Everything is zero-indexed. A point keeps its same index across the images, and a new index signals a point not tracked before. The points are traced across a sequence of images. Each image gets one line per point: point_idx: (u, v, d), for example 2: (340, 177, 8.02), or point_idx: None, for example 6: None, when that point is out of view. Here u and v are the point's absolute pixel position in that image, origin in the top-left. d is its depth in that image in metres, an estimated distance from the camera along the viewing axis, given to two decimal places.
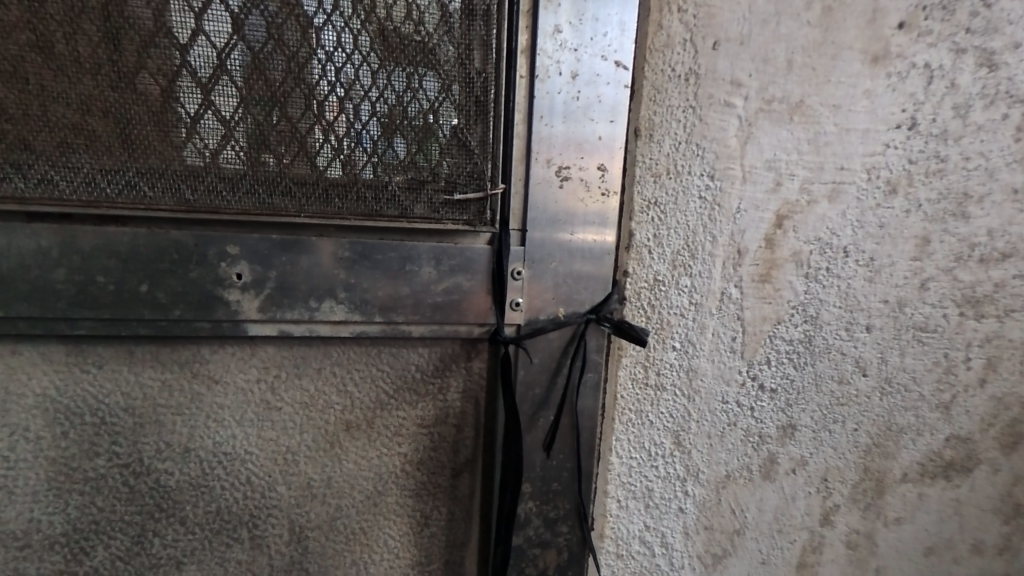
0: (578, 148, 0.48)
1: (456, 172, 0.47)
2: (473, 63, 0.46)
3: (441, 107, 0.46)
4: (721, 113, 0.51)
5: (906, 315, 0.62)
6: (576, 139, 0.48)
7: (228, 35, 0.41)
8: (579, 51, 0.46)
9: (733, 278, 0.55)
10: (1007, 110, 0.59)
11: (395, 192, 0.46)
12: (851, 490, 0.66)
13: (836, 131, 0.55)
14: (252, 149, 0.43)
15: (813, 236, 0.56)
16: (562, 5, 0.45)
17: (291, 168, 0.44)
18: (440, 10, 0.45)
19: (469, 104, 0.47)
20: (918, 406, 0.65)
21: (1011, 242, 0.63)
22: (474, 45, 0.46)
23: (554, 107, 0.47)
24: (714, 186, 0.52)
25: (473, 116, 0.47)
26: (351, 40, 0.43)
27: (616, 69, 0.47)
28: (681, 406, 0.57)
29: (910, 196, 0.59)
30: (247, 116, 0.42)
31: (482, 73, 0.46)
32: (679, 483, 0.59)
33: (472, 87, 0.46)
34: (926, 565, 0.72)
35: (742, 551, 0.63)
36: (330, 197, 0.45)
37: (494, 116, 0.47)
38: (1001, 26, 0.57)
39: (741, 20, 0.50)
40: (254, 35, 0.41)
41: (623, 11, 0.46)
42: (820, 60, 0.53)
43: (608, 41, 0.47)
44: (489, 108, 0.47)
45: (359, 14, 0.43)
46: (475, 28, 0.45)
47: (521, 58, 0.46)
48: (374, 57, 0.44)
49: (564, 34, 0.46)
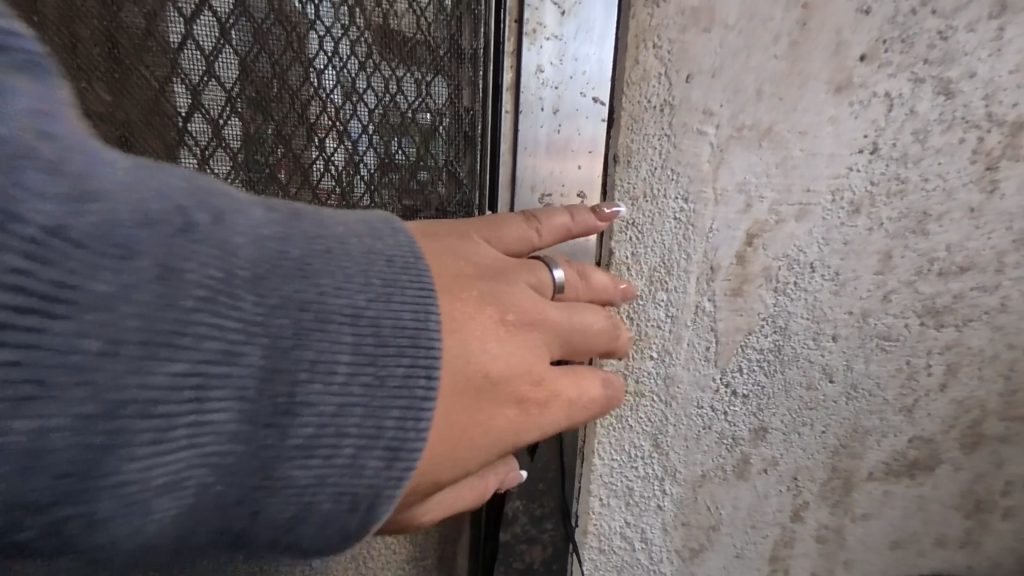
0: (559, 176, 0.52)
1: (447, 200, 0.53)
2: (463, 101, 0.51)
3: (433, 141, 0.51)
4: (695, 141, 0.55)
5: (870, 324, 0.66)
6: (557, 169, 0.52)
7: (237, 77, 0.45)
8: (560, 88, 0.50)
9: (706, 292, 0.59)
10: (964, 134, 0.64)
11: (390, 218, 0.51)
12: (821, 488, 0.70)
13: (804, 155, 0.59)
14: (257, 181, 0.47)
15: (781, 253, 0.61)
16: (545, 45, 0.49)
17: (294, 198, 0.48)
18: (431, 53, 0.49)
19: (459, 137, 0.52)
20: (882, 409, 0.70)
21: (968, 256, 0.68)
22: (463, 85, 0.51)
23: (537, 139, 0.51)
24: (688, 207, 0.57)
25: (462, 148, 0.52)
26: (350, 81, 0.47)
27: (595, 104, 0.51)
28: (659, 410, 0.61)
29: (873, 215, 0.63)
30: (254, 151, 0.47)
31: (470, 110, 0.51)
32: (658, 482, 0.63)
33: (461, 123, 0.51)
34: (892, 557, 0.76)
35: (717, 545, 0.68)
36: None
37: (481, 147, 0.52)
38: (957, 57, 0.61)
39: (713, 54, 0.54)
40: (261, 76, 0.45)
41: (601, 50, 0.50)
42: (788, 90, 0.57)
43: (587, 78, 0.50)
44: (476, 141, 0.52)
45: (358, 58, 0.47)
46: (463, 69, 0.50)
47: (506, 94, 0.50)
48: (372, 96, 0.49)
49: (546, 73, 0.49)
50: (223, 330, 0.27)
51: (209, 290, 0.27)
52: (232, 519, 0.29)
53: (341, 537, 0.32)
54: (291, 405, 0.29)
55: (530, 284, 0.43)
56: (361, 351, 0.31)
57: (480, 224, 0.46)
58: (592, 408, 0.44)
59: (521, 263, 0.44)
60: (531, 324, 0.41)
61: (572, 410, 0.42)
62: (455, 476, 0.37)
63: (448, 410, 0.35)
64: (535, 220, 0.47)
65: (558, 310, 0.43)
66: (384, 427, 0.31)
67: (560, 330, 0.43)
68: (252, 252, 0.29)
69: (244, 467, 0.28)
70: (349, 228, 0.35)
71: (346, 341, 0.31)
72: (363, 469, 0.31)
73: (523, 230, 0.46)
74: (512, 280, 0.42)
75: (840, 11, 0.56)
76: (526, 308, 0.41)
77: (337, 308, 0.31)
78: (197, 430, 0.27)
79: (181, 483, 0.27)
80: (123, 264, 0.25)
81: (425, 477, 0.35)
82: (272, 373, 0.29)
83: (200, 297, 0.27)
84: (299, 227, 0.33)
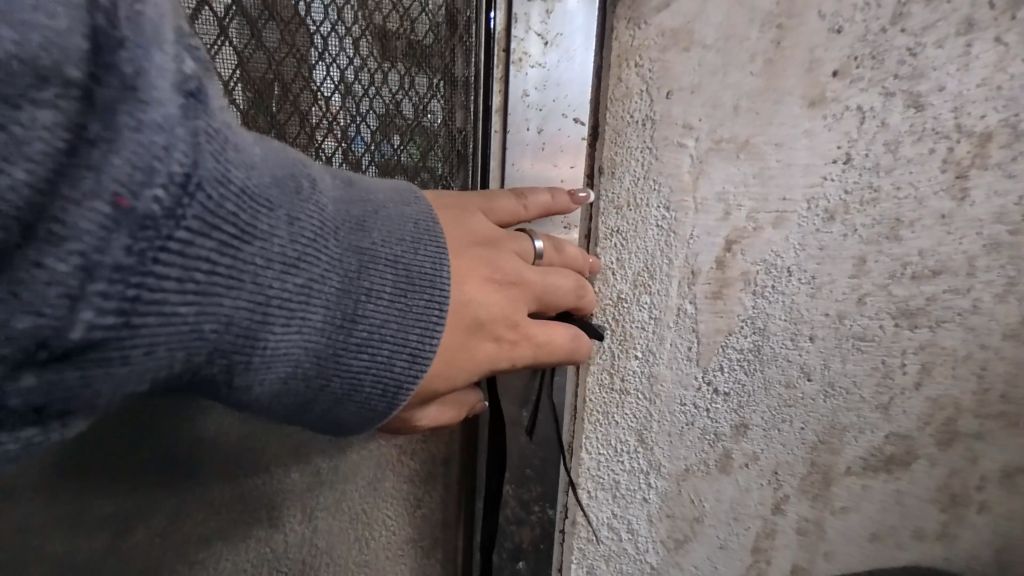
0: None
1: None
2: (456, 122, 0.58)
3: (428, 158, 0.58)
4: (676, 153, 0.59)
5: (846, 326, 0.69)
6: (542, 181, 0.57)
7: (250, 102, 0.51)
8: (544, 110, 0.55)
9: (688, 296, 0.63)
10: (934, 144, 0.67)
11: None
12: (800, 482, 0.74)
13: (780, 166, 0.62)
14: None
15: (759, 258, 0.64)
16: (530, 71, 0.54)
17: None
18: (427, 80, 0.56)
19: (453, 155, 0.59)
20: (860, 406, 0.73)
21: (941, 261, 0.71)
22: (456, 108, 0.57)
23: (524, 156, 0.56)
24: (670, 215, 0.60)
25: (456, 165, 0.59)
26: (353, 104, 0.55)
27: (577, 125, 0.56)
28: (644, 407, 0.65)
29: (847, 221, 0.66)
30: None
31: (463, 130, 0.58)
32: (643, 475, 0.67)
33: (455, 142, 0.58)
34: (870, 550, 0.80)
35: (702, 537, 0.72)
36: None
37: (472, 164, 0.58)
38: (927, 72, 0.64)
39: (692, 72, 0.57)
40: (273, 100, 0.52)
41: (582, 75, 0.54)
42: (764, 105, 0.60)
43: (569, 102, 0.55)
44: (469, 158, 0.58)
45: (361, 84, 0.54)
46: (457, 94, 0.57)
47: (496, 115, 0.55)
48: (374, 117, 0.56)
49: (531, 96, 0.54)
50: (324, 259, 0.38)
51: (316, 231, 0.37)
52: (304, 393, 0.40)
53: (376, 414, 0.43)
54: (359, 315, 0.39)
55: (516, 251, 0.52)
56: (399, 286, 0.41)
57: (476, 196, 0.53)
58: (558, 355, 0.54)
59: (509, 232, 0.52)
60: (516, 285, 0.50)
61: (539, 353, 0.52)
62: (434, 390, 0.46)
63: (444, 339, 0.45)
64: (522, 197, 0.53)
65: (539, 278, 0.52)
66: (409, 346, 0.42)
67: (536, 291, 0.52)
68: (336, 207, 0.40)
69: (325, 354, 0.39)
70: (397, 193, 0.46)
71: (389, 278, 0.41)
72: (397, 367, 0.42)
73: (515, 205, 0.53)
74: (502, 247, 0.51)
75: (813, 31, 0.59)
76: (510, 270, 0.50)
77: (386, 254, 0.41)
78: (303, 326, 0.37)
79: (287, 359, 0.37)
80: (274, 213, 0.35)
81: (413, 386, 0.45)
82: (347, 293, 0.39)
83: (311, 234, 0.37)
84: (355, 191, 0.43)
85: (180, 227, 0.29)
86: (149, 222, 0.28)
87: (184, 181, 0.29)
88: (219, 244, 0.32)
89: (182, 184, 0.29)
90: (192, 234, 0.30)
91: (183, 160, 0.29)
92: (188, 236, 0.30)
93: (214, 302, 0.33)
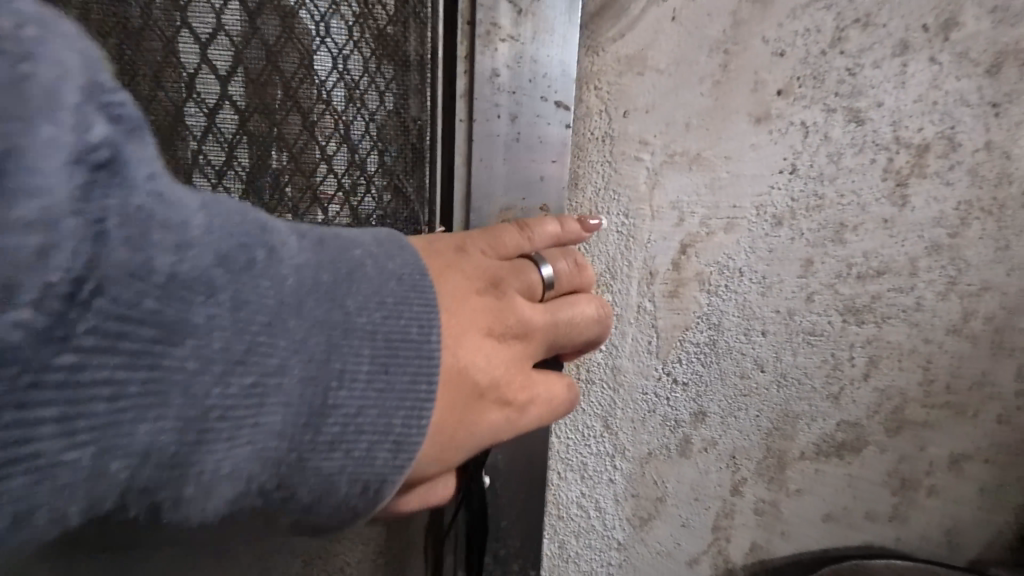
0: (523, 184, 0.63)
1: (397, 199, 0.66)
2: (413, 115, 0.64)
3: (385, 149, 0.65)
4: (633, 166, 0.65)
5: (796, 322, 0.76)
6: (523, 177, 0.63)
7: (230, 69, 0.58)
8: (518, 95, 0.60)
9: (647, 294, 0.69)
10: (875, 155, 0.73)
11: (347, 206, 0.65)
12: (756, 465, 0.80)
13: (730, 176, 0.69)
14: (234, 153, 0.61)
15: (713, 260, 0.70)
16: (505, 53, 0.58)
17: (265, 172, 0.62)
18: (388, 73, 0.62)
19: (409, 147, 0.65)
20: (811, 396, 0.79)
21: (884, 261, 0.77)
22: (413, 100, 0.64)
23: (498, 146, 0.61)
24: (629, 222, 0.67)
25: (410, 156, 0.65)
26: (321, 88, 0.61)
27: (557, 108, 0.61)
28: (609, 395, 0.72)
29: (794, 226, 0.72)
30: (233, 130, 0.60)
31: (418, 122, 0.64)
32: (609, 458, 0.74)
33: (410, 133, 0.64)
34: (825, 529, 0.86)
35: (665, 515, 0.78)
36: (294, 201, 0.64)
37: (426, 156, 0.65)
38: (866, 90, 0.71)
39: (647, 93, 0.64)
40: (253, 70, 0.59)
41: (563, 58, 0.59)
42: (714, 122, 0.66)
43: (550, 84, 0.60)
44: (423, 151, 0.65)
45: (331, 70, 0.61)
46: (413, 85, 0.63)
47: (462, 103, 0.60)
48: (337, 102, 0.62)
49: (504, 79, 0.59)
50: (283, 337, 0.35)
51: (274, 313, 0.35)
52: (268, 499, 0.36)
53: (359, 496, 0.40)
54: (331, 404, 0.37)
55: (518, 291, 0.54)
56: (376, 361, 0.40)
57: (478, 238, 0.55)
58: (559, 406, 0.57)
59: (515, 264, 0.55)
60: (518, 338, 0.53)
61: (540, 409, 0.55)
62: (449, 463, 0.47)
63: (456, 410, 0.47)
64: (528, 229, 0.57)
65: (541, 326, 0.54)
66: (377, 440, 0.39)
67: (539, 337, 0.55)
68: (297, 278, 0.37)
69: (290, 458, 0.36)
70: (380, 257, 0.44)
71: (365, 353, 0.39)
72: (377, 459, 0.39)
73: (520, 236, 0.56)
74: (502, 291, 0.53)
75: (758, 55, 0.66)
76: (513, 322, 0.52)
77: (363, 324, 0.40)
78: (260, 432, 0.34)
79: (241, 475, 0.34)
80: (215, 300, 0.32)
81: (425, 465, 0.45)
82: (318, 380, 0.37)
83: (260, 321, 0.34)
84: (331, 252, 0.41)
85: (69, 350, 0.26)
86: (54, 335, 0.26)
87: (72, 292, 0.26)
88: (131, 357, 0.29)
89: (67, 296, 0.26)
90: (97, 349, 0.27)
91: (68, 269, 0.26)
92: (104, 342, 0.28)
93: (127, 428, 0.29)
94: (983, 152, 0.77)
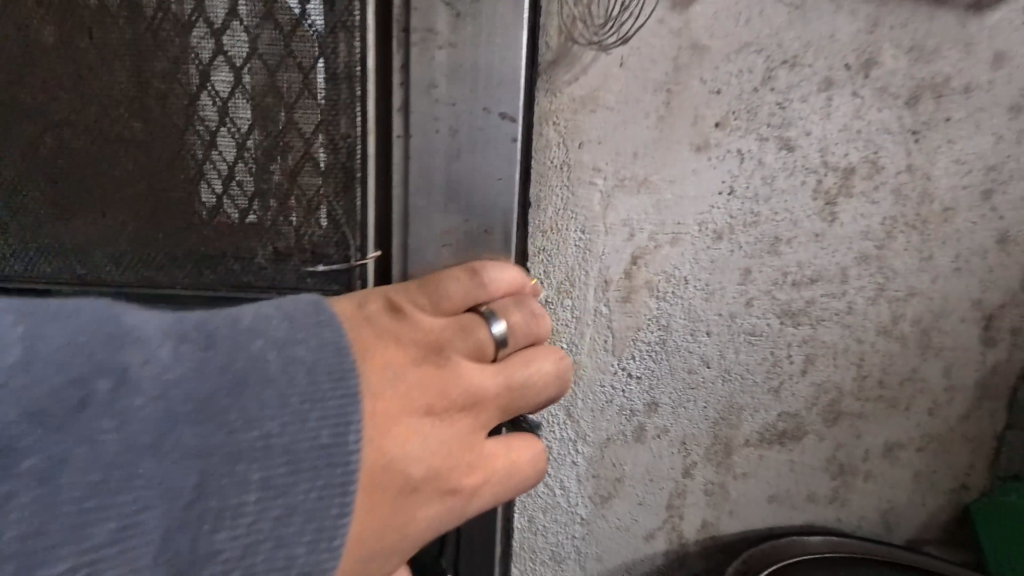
0: (467, 196, 0.75)
1: (331, 211, 0.76)
2: (343, 136, 0.73)
3: (321, 166, 0.74)
4: (588, 189, 0.76)
5: (738, 323, 0.86)
6: (468, 192, 0.74)
7: (209, 91, 0.73)
8: (458, 108, 0.72)
9: (603, 299, 0.80)
10: (805, 178, 0.83)
11: (291, 213, 0.76)
12: (705, 451, 0.90)
13: (674, 197, 0.79)
14: (211, 160, 0.76)
15: (661, 269, 0.81)
16: (446, 69, 0.71)
17: (231, 178, 0.76)
18: (324, 96, 0.72)
19: (339, 165, 0.74)
20: (753, 389, 0.90)
21: (817, 270, 0.87)
22: (343, 121, 0.72)
23: (443, 158, 0.73)
24: (585, 237, 0.77)
25: (340, 173, 0.74)
26: (274, 108, 0.73)
27: (501, 120, 0.71)
28: (570, 387, 0.82)
29: (733, 240, 0.83)
30: (213, 141, 0.75)
31: (348, 142, 0.73)
32: (571, 442, 0.85)
33: (341, 153, 0.73)
34: (770, 509, 0.96)
35: (623, 494, 0.89)
36: (249, 204, 0.77)
37: (354, 173, 0.74)
38: (795, 121, 0.81)
39: (599, 128, 0.74)
40: (227, 92, 0.73)
41: (506, 80, 0.71)
42: (659, 151, 0.77)
43: (495, 101, 0.71)
44: (352, 169, 0.74)
45: (281, 94, 0.72)
46: (343, 107, 0.72)
47: (400, 120, 0.73)
48: (285, 122, 0.73)
49: (443, 95, 0.71)
50: None
51: None
52: None
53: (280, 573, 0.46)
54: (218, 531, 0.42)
55: (462, 347, 0.65)
56: (269, 485, 0.45)
57: (426, 299, 0.67)
58: (507, 471, 0.65)
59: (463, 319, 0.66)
60: (459, 412, 0.62)
61: (491, 469, 0.64)
62: (398, 556, 0.55)
63: (398, 515, 0.54)
64: (474, 288, 0.68)
65: (484, 395, 0.64)
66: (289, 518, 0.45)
67: (484, 404, 0.64)
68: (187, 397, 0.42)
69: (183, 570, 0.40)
70: (302, 339, 0.53)
71: (255, 479, 0.44)
72: (287, 552, 0.44)
73: (467, 289, 0.68)
74: (445, 356, 0.63)
75: (696, 93, 0.76)
76: (456, 397, 0.62)
77: (251, 441, 0.45)
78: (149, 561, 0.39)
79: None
80: None
81: (377, 563, 0.53)
82: (232, 464, 0.44)
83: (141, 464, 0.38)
84: (238, 355, 0.49)
85: None
86: None
87: None
88: None
89: None
90: None
91: None
92: None
93: None
94: (906, 174, 0.87)
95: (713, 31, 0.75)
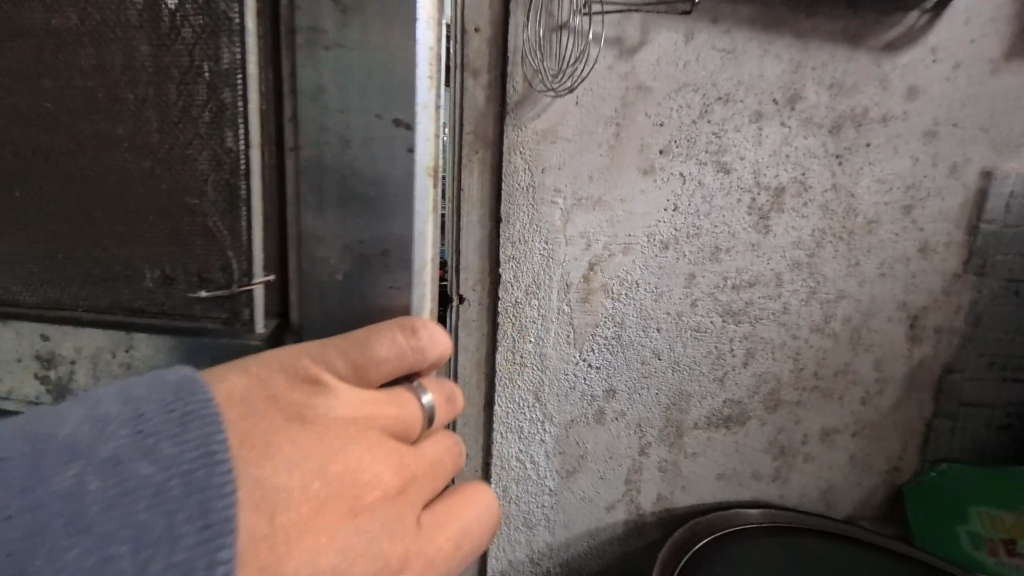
0: (359, 176, 0.42)
1: (162, 171, 0.46)
2: (158, 39, 0.43)
3: (134, 93, 0.45)
4: (550, 207, 0.90)
5: (685, 321, 1.00)
6: (365, 160, 0.41)
7: None
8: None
9: (565, 300, 0.94)
10: (740, 196, 0.97)
11: (105, 177, 0.47)
12: (659, 432, 1.04)
13: (625, 213, 0.93)
14: None
15: (615, 274, 0.95)
16: None
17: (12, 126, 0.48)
18: None
19: (161, 89, 0.44)
20: (700, 378, 1.03)
21: (754, 275, 1.01)
22: (153, 14, 0.43)
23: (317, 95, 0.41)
24: (549, 248, 0.92)
25: (165, 103, 0.44)
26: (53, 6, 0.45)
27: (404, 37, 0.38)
28: (538, 375, 0.97)
29: (678, 249, 0.96)
30: None
31: (166, 49, 0.43)
32: (540, 423, 0.99)
33: (159, 67, 0.44)
34: (719, 485, 1.09)
35: (586, 469, 1.02)
36: (46, 167, 0.48)
37: (190, 103, 0.44)
38: (729, 148, 0.95)
39: (559, 156, 0.89)
40: None
41: None
42: (611, 174, 0.91)
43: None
44: (182, 97, 0.44)
45: None
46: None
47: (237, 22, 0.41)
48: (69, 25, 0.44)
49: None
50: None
51: None
52: None
53: None
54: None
55: (377, 438, 0.39)
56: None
57: (319, 367, 0.39)
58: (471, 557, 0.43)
59: (386, 394, 0.42)
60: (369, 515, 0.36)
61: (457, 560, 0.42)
62: None
63: None
64: (409, 338, 0.42)
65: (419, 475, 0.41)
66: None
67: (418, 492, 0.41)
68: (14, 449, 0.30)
69: None
70: (72, 476, 0.28)
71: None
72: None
73: (397, 350, 0.41)
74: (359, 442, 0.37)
75: (642, 127, 0.90)
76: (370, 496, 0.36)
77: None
78: None
79: None
80: None
81: None
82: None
83: None
84: None
85: None
86: None
87: None
88: None
89: None
90: None
91: None
92: None
93: None
94: (831, 192, 1.00)
95: (656, 75, 0.89)
